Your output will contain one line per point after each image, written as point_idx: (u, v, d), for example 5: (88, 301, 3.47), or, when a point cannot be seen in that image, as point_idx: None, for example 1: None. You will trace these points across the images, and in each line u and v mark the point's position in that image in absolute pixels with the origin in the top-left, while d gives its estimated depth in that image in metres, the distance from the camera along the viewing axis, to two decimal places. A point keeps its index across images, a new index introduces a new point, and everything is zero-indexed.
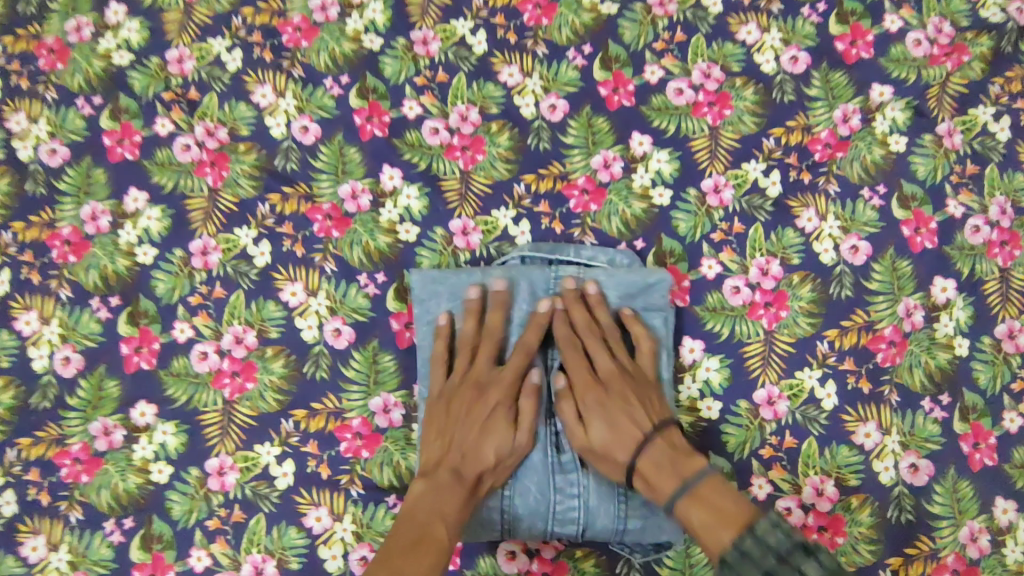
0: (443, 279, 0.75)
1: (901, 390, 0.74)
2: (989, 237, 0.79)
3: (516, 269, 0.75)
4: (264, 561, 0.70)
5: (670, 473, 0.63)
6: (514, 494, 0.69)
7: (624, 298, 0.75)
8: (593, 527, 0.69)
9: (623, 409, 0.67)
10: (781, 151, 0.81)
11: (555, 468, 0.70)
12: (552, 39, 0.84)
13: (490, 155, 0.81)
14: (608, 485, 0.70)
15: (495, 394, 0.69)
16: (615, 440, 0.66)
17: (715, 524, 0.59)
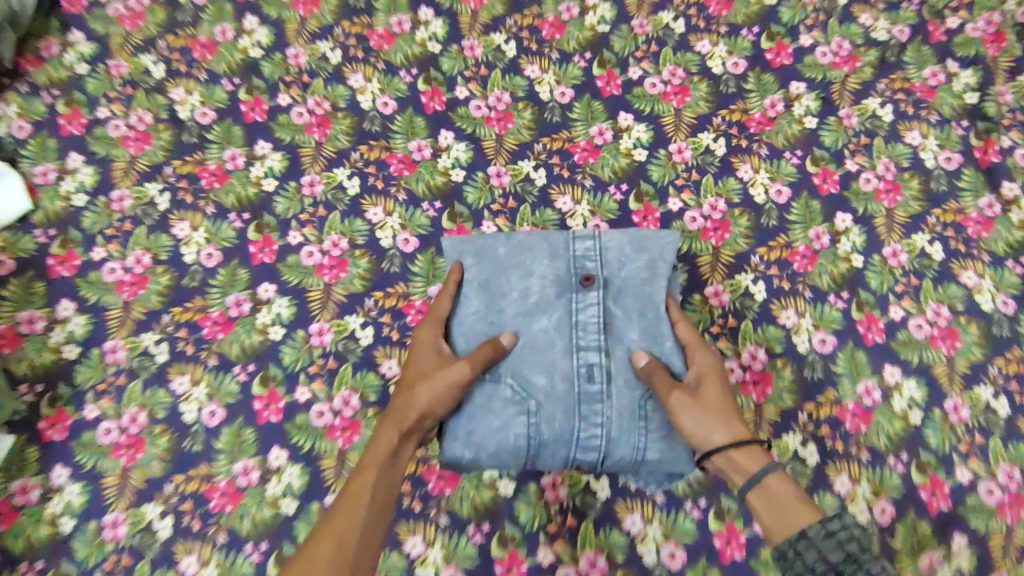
0: (469, 242, 0.99)
1: (813, 288, 1.02)
2: (877, 186, 1.08)
3: (539, 236, 0.98)
4: (351, 395, 0.98)
5: (760, 455, 0.81)
6: (541, 423, 0.89)
7: (636, 251, 0.96)
8: (612, 455, 0.90)
9: (725, 392, 0.87)
10: (726, 126, 1.12)
11: (583, 399, 0.90)
12: (563, 49, 1.17)
13: (517, 124, 1.13)
14: (629, 421, 0.89)
15: (425, 343, 0.92)
16: (723, 406, 0.86)
17: (797, 503, 0.76)
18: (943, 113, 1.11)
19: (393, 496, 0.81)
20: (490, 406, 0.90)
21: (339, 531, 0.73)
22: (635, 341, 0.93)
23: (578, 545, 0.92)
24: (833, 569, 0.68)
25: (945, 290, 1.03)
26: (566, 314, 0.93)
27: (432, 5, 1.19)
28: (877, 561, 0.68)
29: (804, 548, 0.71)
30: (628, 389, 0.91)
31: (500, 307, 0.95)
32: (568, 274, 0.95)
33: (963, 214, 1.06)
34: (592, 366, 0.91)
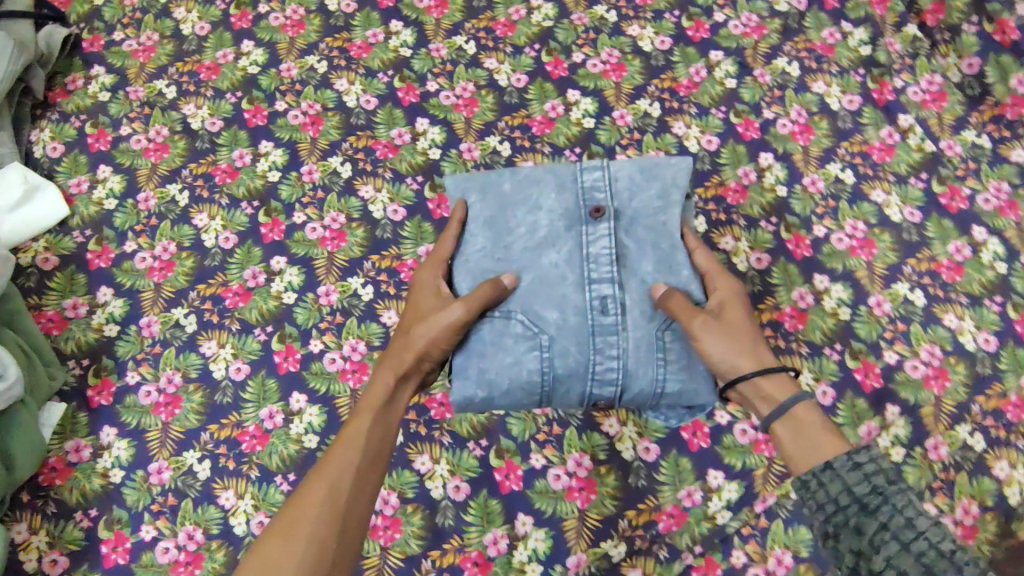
0: (472, 179, 1.04)
1: (746, 217, 1.19)
2: (792, 129, 1.25)
3: (545, 169, 1.02)
4: (358, 343, 1.13)
5: (788, 384, 0.89)
6: (555, 357, 0.94)
7: (646, 180, 1.00)
8: (631, 389, 0.95)
9: (746, 320, 0.95)
10: (660, 92, 1.29)
11: (598, 331, 0.94)
12: (516, 43, 1.35)
13: (482, 108, 1.30)
14: (645, 354, 0.94)
15: (426, 285, 1.01)
16: (747, 333, 0.93)
17: (825, 429, 0.84)
18: (843, 64, 1.30)
19: (390, 434, 0.89)
20: (507, 344, 0.95)
21: (332, 472, 0.81)
22: (649, 272, 0.97)
23: (565, 449, 1.05)
24: (857, 501, 0.73)
25: (859, 208, 1.19)
26: (576, 247, 0.97)
27: (401, 18, 1.39)
28: (903, 493, 0.71)
29: (831, 478, 0.77)
30: (644, 320, 0.95)
31: (507, 243, 0.99)
32: (577, 207, 0.99)
33: (868, 144, 1.23)
34: (605, 298, 0.95)
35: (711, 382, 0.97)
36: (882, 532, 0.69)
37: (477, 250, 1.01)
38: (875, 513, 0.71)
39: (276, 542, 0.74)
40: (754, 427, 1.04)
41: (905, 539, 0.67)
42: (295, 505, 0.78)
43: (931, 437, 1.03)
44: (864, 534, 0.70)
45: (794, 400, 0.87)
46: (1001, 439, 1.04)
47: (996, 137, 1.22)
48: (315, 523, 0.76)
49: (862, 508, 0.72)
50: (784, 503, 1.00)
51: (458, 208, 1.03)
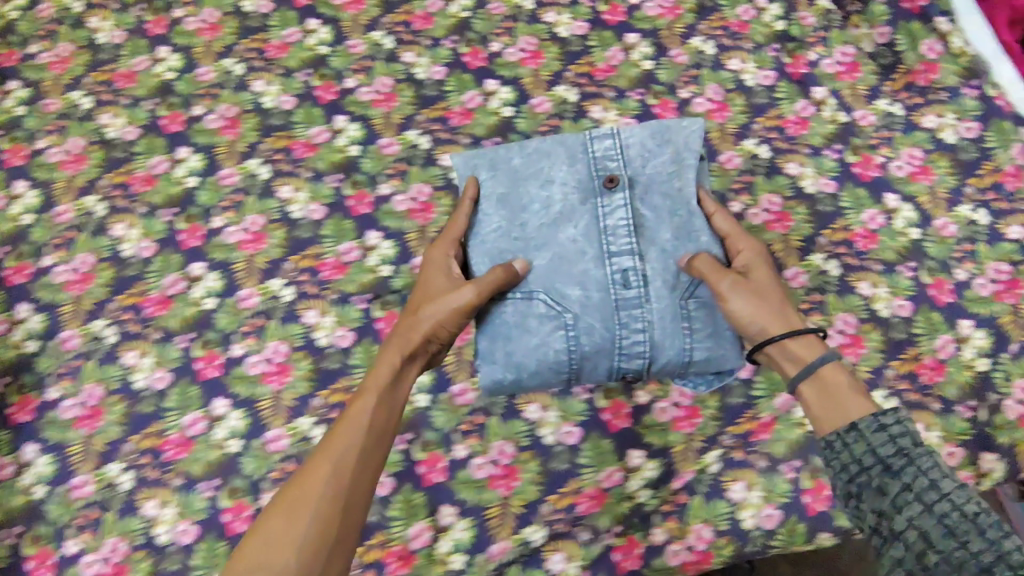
0: (483, 156, 1.08)
1: None
2: (708, 107, 1.26)
3: (555, 141, 1.06)
4: (280, 344, 1.12)
5: (815, 346, 0.90)
6: (581, 335, 0.97)
7: (656, 146, 1.04)
8: (658, 360, 0.98)
9: (772, 284, 0.96)
10: (577, 78, 1.29)
11: (621, 306, 0.98)
12: (433, 36, 1.35)
13: (400, 101, 1.29)
14: (672, 326, 0.97)
15: (438, 264, 1.02)
16: (772, 295, 0.94)
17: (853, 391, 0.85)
18: (757, 41, 1.30)
19: (396, 412, 0.89)
20: (533, 325, 0.99)
21: (337, 450, 0.81)
22: (667, 240, 1.00)
23: (487, 438, 1.05)
24: (882, 463, 0.76)
25: (775, 181, 1.19)
26: (593, 221, 1.01)
27: (318, 15, 1.37)
28: (927, 455, 0.75)
29: (856, 438, 0.79)
30: (665, 289, 0.98)
31: (523, 220, 1.03)
32: (592, 180, 1.02)
33: (783, 118, 1.24)
34: (627, 272, 0.98)
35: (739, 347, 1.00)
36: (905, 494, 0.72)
37: (495, 231, 1.05)
38: (901, 475, 0.74)
39: (281, 518, 0.76)
40: (673, 404, 1.05)
41: (927, 502, 0.71)
42: (300, 484, 0.78)
43: None
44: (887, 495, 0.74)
45: (822, 361, 0.88)
46: (916, 402, 1.04)
47: (909, 103, 1.23)
48: (319, 500, 0.77)
49: (886, 469, 0.75)
50: (702, 478, 1.01)
51: (471, 186, 1.06)
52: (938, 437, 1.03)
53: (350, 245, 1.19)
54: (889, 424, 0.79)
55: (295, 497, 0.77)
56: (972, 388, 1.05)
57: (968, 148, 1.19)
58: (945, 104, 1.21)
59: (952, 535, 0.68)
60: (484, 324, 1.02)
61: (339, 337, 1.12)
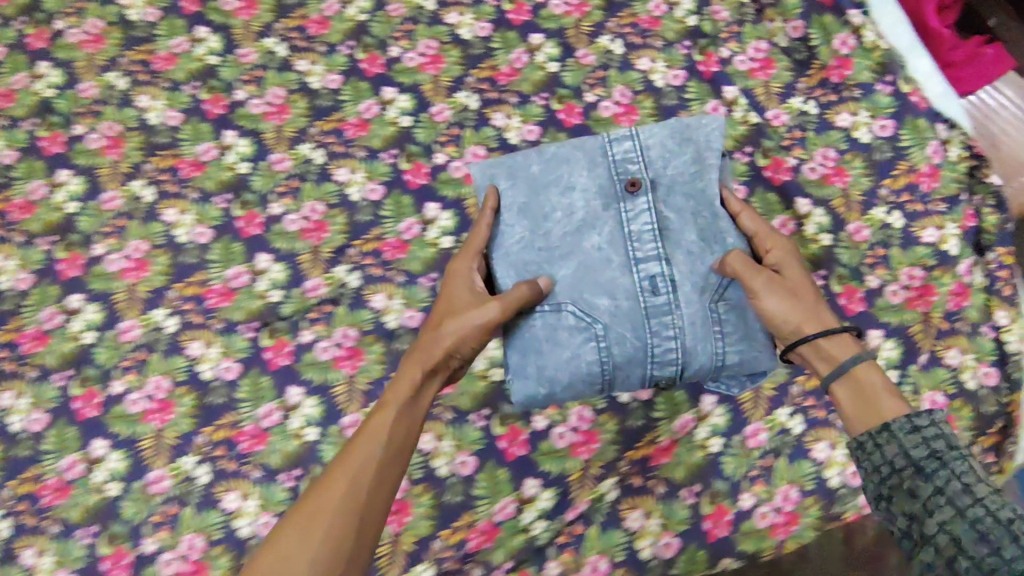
0: (497, 164, 1.01)
1: None
2: (615, 111, 1.20)
3: (572, 146, 0.99)
4: (162, 379, 1.07)
5: (845, 345, 0.88)
6: (611, 345, 0.92)
7: (678, 145, 0.97)
8: (689, 365, 0.93)
9: (802, 280, 0.93)
10: (478, 83, 1.23)
11: (650, 314, 0.92)
12: (329, 42, 1.27)
13: (293, 114, 1.22)
14: (702, 329, 0.92)
15: (459, 278, 0.96)
16: (805, 291, 0.91)
17: (884, 391, 0.84)
18: (667, 38, 1.24)
19: (414, 432, 0.85)
20: (561, 335, 0.93)
21: (353, 468, 0.79)
22: (694, 241, 0.94)
23: None
24: (914, 465, 0.74)
25: None
26: (617, 227, 0.95)
27: (207, 23, 1.29)
28: (962, 460, 0.73)
29: (887, 438, 0.78)
30: (695, 291, 0.92)
31: (546, 229, 0.96)
32: (612, 185, 0.96)
33: None
34: (655, 277, 0.93)
35: (773, 347, 0.95)
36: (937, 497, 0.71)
37: (516, 240, 0.98)
38: (933, 478, 0.73)
39: (296, 532, 0.74)
40: (571, 428, 1.01)
41: (960, 506, 0.69)
42: (311, 504, 0.76)
43: (750, 424, 1.00)
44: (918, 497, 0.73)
45: (856, 361, 0.86)
46: (821, 420, 1.00)
47: (823, 101, 1.17)
48: (334, 519, 0.75)
49: (918, 472, 0.74)
50: (599, 507, 0.98)
51: (488, 194, 0.99)
52: (843, 456, 0.99)
53: (236, 268, 1.13)
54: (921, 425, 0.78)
55: (307, 517, 0.75)
56: None
57: (882, 148, 1.13)
58: (858, 101, 1.16)
59: (985, 540, 0.66)
60: (509, 336, 0.96)
61: (224, 369, 1.07)
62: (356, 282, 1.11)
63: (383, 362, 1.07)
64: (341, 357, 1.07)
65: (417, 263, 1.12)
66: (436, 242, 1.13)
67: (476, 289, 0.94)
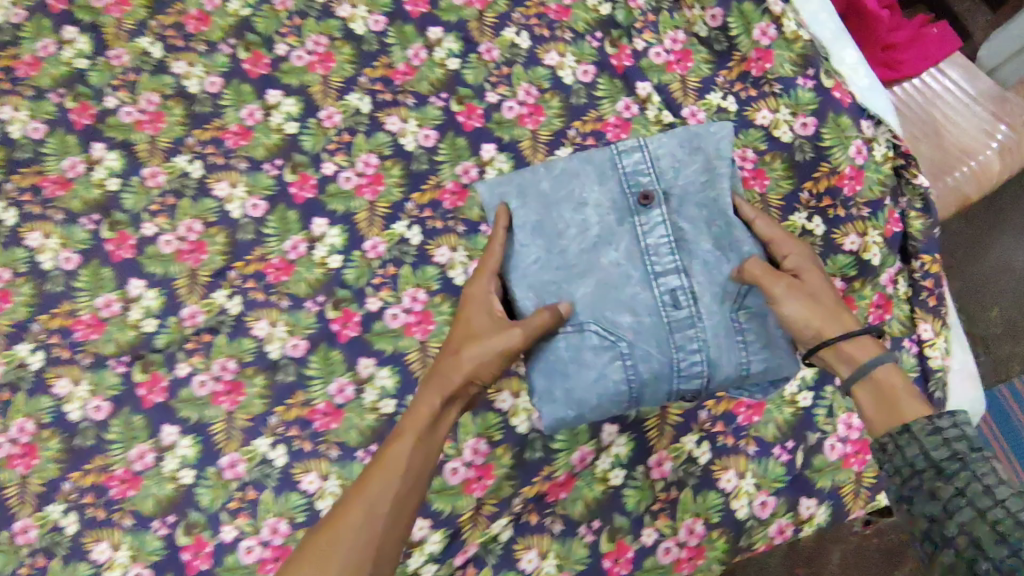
0: (505, 182, 0.93)
1: (465, 222, 1.05)
2: (520, 112, 1.10)
3: (581, 160, 0.92)
4: (26, 421, 0.99)
5: (869, 348, 0.82)
6: (637, 362, 0.85)
7: (688, 155, 0.91)
8: (716, 378, 0.85)
9: (821, 281, 0.86)
10: (370, 83, 1.12)
11: (675, 328, 0.85)
12: (208, 40, 1.16)
13: (169, 122, 1.12)
14: (726, 340, 0.85)
15: (474, 303, 0.88)
16: (824, 293, 0.85)
17: (909, 395, 0.77)
18: (577, 29, 1.14)
19: (433, 459, 0.81)
20: (579, 355, 0.86)
21: (373, 492, 0.76)
22: (710, 250, 0.87)
23: (260, 515, 0.95)
24: (935, 466, 0.67)
25: None
26: (633, 241, 0.88)
27: (74, 22, 1.17)
28: (986, 462, 0.66)
29: (908, 440, 0.71)
30: (715, 303, 0.85)
31: (561, 247, 0.89)
32: (625, 197, 0.89)
33: (602, 121, 1.09)
34: (676, 291, 0.86)
35: (794, 353, 0.88)
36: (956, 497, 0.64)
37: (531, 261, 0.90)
38: (953, 478, 0.66)
39: (314, 553, 0.72)
40: (465, 463, 0.93)
41: (980, 507, 0.62)
42: (328, 538, 0.72)
43: (654, 454, 0.94)
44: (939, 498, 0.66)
45: (877, 363, 0.80)
46: (729, 447, 0.94)
47: (743, 97, 1.08)
48: (353, 542, 0.72)
49: (939, 472, 0.67)
50: (491, 548, 0.92)
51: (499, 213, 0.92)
52: (752, 486, 0.93)
53: (108, 296, 1.04)
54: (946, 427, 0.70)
55: (323, 552, 0.71)
56: (791, 427, 0.95)
57: (803, 148, 1.05)
58: (779, 97, 1.07)
59: (1005, 542, 0.59)
60: (533, 358, 0.89)
61: (93, 408, 1.00)
62: (237, 308, 1.03)
63: (265, 396, 0.99)
64: (220, 392, 1.00)
65: (302, 285, 1.03)
66: (323, 261, 1.04)
67: (495, 313, 0.87)
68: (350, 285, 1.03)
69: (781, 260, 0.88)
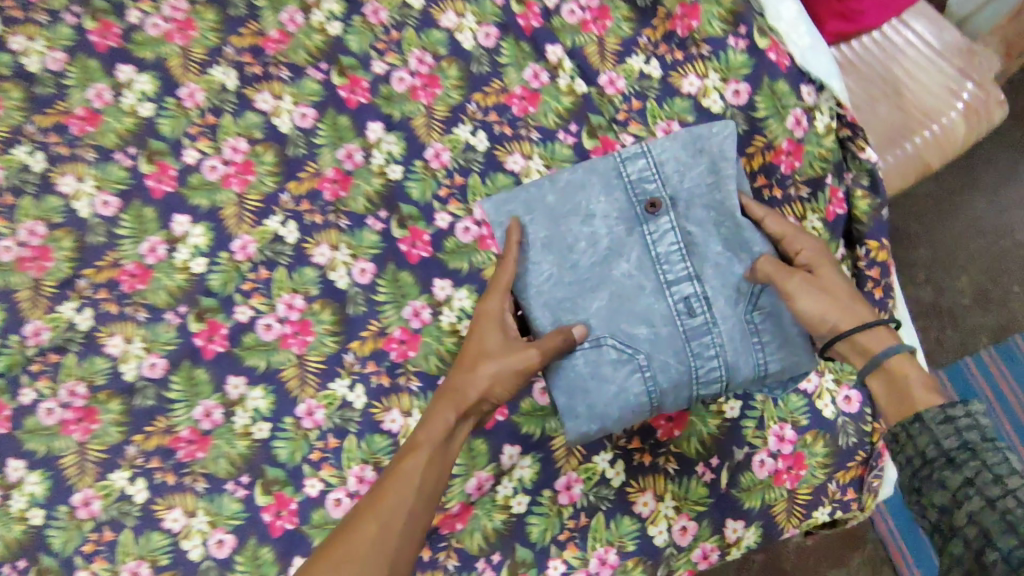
0: (512, 198, 0.84)
1: (348, 215, 0.91)
2: (412, 84, 0.95)
3: (584, 171, 0.83)
4: None
5: (886, 337, 0.70)
6: (655, 371, 0.78)
7: (692, 156, 0.82)
8: (735, 381, 0.78)
9: (833, 271, 0.75)
10: (237, 54, 0.96)
11: (689, 335, 0.78)
12: (49, 7, 0.99)
13: (3, 107, 0.95)
14: (743, 341, 0.77)
15: (487, 321, 0.78)
16: (840, 284, 0.74)
17: (929, 387, 0.66)
18: None
19: (445, 478, 0.73)
20: (592, 370, 0.78)
21: (384, 510, 0.67)
22: (721, 252, 0.80)
23: (118, 560, 0.85)
24: (943, 455, 0.59)
25: (493, 182, 0.91)
26: (644, 251, 0.81)
27: None
28: (999, 450, 0.57)
29: (919, 430, 0.62)
30: (729, 305, 0.78)
31: (571, 262, 0.81)
32: (631, 206, 0.82)
33: (507, 93, 0.94)
34: (689, 298, 0.79)
35: (810, 349, 0.79)
36: (965, 488, 0.56)
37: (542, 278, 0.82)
38: (963, 467, 0.57)
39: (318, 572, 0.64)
40: (349, 494, 0.84)
41: (989, 497, 0.54)
42: (336, 557, 0.64)
43: (562, 476, 0.83)
44: (947, 490, 0.57)
45: (893, 353, 0.69)
46: (646, 466, 0.83)
47: (668, 60, 0.94)
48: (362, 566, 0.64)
49: (949, 462, 0.58)
50: None
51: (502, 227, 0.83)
52: (671, 509, 0.82)
53: None
54: (959, 417, 0.60)
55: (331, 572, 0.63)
56: (716, 442, 0.83)
57: (735, 119, 0.91)
58: (707, 61, 0.92)
59: (1016, 534, 0.51)
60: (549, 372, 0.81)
61: None
62: (87, 323, 0.90)
63: (122, 424, 0.87)
64: (71, 420, 0.87)
65: (161, 295, 0.90)
66: (186, 266, 0.91)
67: (510, 331, 0.78)
68: (216, 294, 0.89)
69: (793, 256, 0.77)
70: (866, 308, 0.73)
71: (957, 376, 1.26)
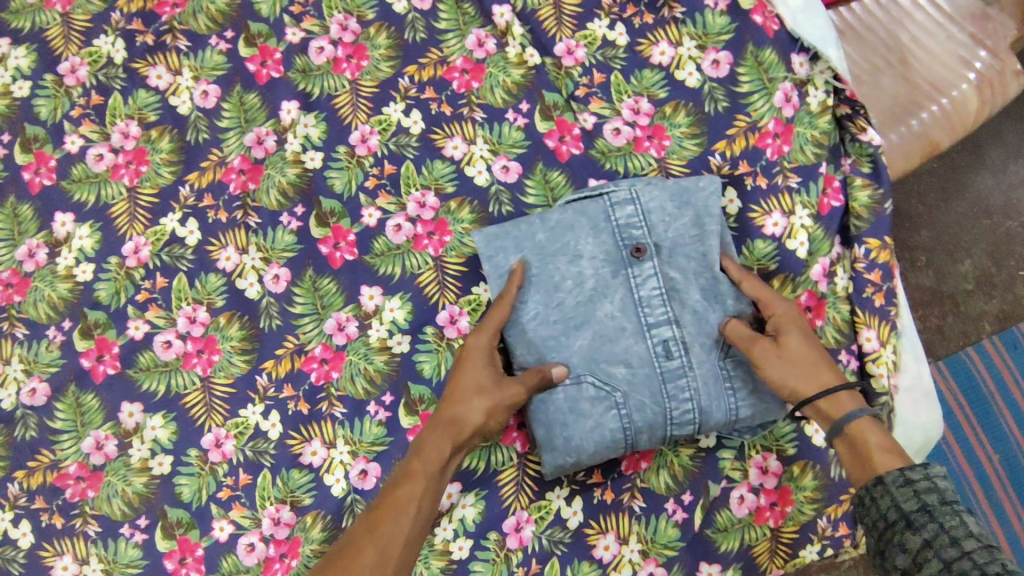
0: (505, 234, 0.72)
1: (258, 212, 0.77)
2: (333, 55, 0.80)
3: (571, 210, 0.72)
4: None
5: (846, 402, 0.62)
6: (630, 411, 0.68)
7: (679, 206, 0.71)
8: (709, 424, 0.68)
9: (801, 330, 0.65)
10: (125, 20, 0.82)
11: (665, 377, 0.68)
12: None
13: None
14: (718, 383, 0.67)
15: (479, 355, 0.67)
16: (808, 346, 0.64)
17: (889, 455, 0.58)
18: None
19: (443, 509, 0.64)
20: (554, 419, 0.68)
21: (384, 537, 0.58)
22: (700, 300, 0.69)
23: None
24: (902, 518, 0.51)
25: (430, 171, 0.78)
26: (628, 295, 0.70)
27: None
28: (959, 513, 0.49)
29: (879, 494, 0.54)
30: (709, 352, 0.68)
31: (555, 306, 0.70)
32: (616, 247, 0.71)
33: (447, 64, 0.80)
34: (669, 341, 0.68)
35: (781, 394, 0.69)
36: (924, 551, 0.48)
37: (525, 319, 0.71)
38: (922, 530, 0.49)
39: None
40: (264, 538, 0.72)
41: (947, 559, 0.46)
42: None
43: (510, 516, 0.72)
44: (908, 556, 0.49)
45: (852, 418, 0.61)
46: (608, 504, 0.72)
47: (636, 25, 0.80)
48: None
49: (908, 525, 0.50)
50: None
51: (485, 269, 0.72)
52: (635, 553, 0.71)
53: None
54: (918, 480, 0.53)
55: None
56: (688, 476, 0.72)
57: (713, 95, 0.77)
58: (680, 25, 0.79)
59: None
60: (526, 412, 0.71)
61: None
62: None
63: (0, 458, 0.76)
64: None
65: (40, 308, 0.77)
66: (70, 273, 0.78)
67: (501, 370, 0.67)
68: (106, 306, 0.77)
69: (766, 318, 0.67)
70: (833, 371, 0.64)
71: (958, 367, 1.13)
